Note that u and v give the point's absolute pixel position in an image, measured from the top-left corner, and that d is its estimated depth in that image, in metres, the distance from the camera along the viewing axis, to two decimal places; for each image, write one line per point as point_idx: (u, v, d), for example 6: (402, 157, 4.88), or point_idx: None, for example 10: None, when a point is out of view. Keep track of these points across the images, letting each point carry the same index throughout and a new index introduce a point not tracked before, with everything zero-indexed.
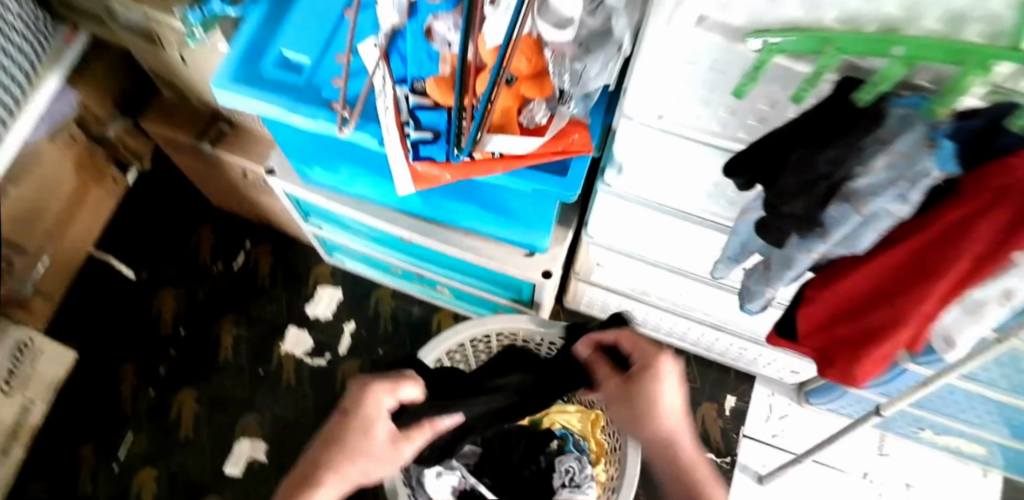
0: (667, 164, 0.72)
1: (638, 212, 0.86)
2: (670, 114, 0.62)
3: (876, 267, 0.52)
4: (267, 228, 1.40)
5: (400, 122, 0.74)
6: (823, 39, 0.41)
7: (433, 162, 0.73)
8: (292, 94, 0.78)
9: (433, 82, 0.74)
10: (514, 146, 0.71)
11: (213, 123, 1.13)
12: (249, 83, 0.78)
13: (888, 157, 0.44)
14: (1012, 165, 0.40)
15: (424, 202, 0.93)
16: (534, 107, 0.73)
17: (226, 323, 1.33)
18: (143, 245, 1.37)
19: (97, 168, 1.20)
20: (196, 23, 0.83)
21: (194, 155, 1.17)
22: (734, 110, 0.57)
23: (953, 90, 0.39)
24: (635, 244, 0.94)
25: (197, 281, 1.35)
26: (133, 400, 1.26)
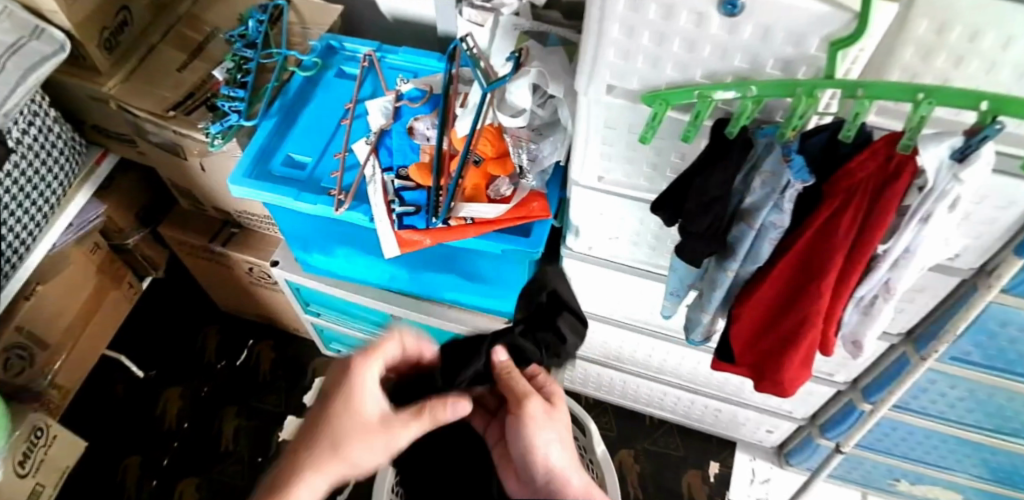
0: (614, 223, 0.85)
1: (600, 273, 0.97)
2: (609, 170, 0.75)
3: (781, 269, 0.61)
4: (271, 326, 1.50)
5: (388, 200, 0.88)
6: (695, 93, 0.54)
7: (413, 229, 0.86)
8: (298, 186, 0.92)
9: (415, 167, 0.89)
10: (484, 212, 0.85)
11: (224, 228, 1.27)
12: (260, 179, 0.93)
13: (762, 178, 0.56)
14: (851, 170, 0.51)
15: (412, 277, 1.05)
16: (500, 182, 0.87)
17: (228, 415, 1.37)
18: (152, 346, 1.45)
19: (115, 275, 1.32)
20: (216, 133, 0.99)
21: (205, 258, 1.29)
22: (655, 165, 0.71)
23: (794, 116, 0.51)
24: (600, 307, 1.06)
25: (202, 377, 1.42)
26: (133, 493, 1.28)
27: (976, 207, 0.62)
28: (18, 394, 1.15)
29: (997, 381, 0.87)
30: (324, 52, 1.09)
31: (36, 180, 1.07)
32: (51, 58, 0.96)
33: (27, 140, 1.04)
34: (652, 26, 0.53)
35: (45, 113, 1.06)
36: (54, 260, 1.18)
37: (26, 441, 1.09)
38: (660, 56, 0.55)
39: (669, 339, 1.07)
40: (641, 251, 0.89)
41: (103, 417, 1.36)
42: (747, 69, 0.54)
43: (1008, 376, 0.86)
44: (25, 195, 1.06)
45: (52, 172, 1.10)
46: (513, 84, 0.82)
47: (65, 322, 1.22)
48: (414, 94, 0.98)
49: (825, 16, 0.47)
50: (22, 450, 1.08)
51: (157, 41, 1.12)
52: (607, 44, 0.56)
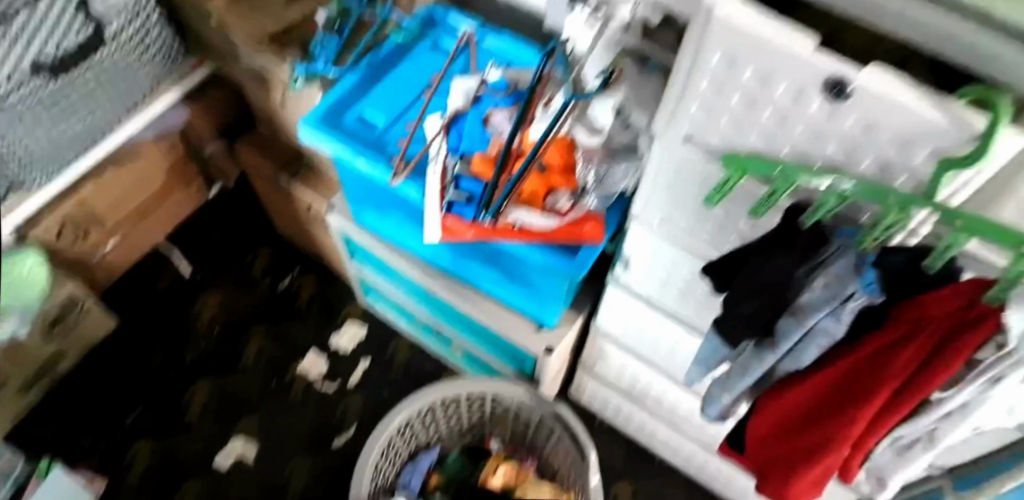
0: (665, 267, 0.81)
1: (641, 310, 0.93)
2: (672, 214, 0.71)
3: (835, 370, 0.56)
4: (319, 261, 1.53)
5: (444, 183, 0.86)
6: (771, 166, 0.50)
7: (459, 219, 0.84)
8: (363, 144, 0.93)
9: (479, 158, 0.87)
10: (533, 222, 0.81)
11: (295, 159, 1.29)
12: (331, 128, 0.94)
13: (825, 279, 0.52)
14: (926, 302, 0.49)
15: (455, 260, 1.04)
16: (559, 195, 0.83)
17: (255, 334, 1.43)
18: (206, 249, 1.52)
19: (185, 176, 1.39)
20: (300, 74, 1.01)
21: (271, 182, 1.33)
22: (720, 225, 0.66)
23: (879, 225, 0.47)
24: (633, 342, 1.02)
25: (242, 290, 1.48)
26: (152, 380, 1.36)
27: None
28: (63, 264, 1.23)
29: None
30: (425, 21, 1.07)
31: (125, 70, 1.14)
32: None
33: (123, 36, 1.09)
34: (743, 89, 0.50)
35: (150, 12, 1.11)
36: (128, 148, 1.26)
37: (59, 307, 1.17)
38: (746, 121, 0.52)
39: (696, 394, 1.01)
40: (688, 304, 0.84)
41: (146, 303, 1.45)
42: (841, 160, 0.50)
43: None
44: (110, 82, 1.13)
45: (140, 70, 1.16)
46: (598, 102, 0.81)
47: (127, 207, 1.30)
48: (500, 84, 0.96)
49: (939, 127, 0.42)
50: (54, 315, 1.17)
51: None
52: (691, 98, 0.53)
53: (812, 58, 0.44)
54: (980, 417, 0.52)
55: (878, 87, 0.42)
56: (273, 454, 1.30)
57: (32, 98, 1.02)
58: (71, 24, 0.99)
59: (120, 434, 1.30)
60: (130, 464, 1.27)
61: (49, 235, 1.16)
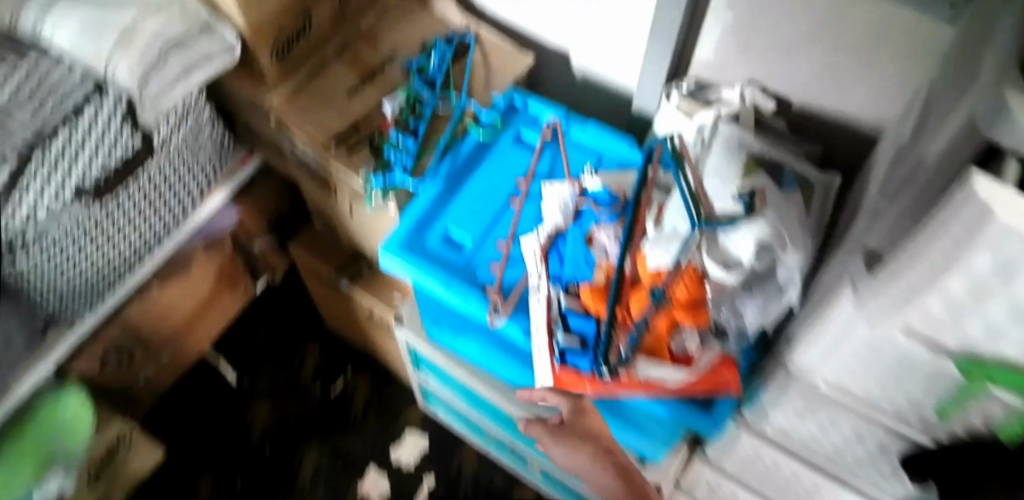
0: (817, 420, 0.69)
1: (775, 457, 0.80)
2: (847, 378, 0.59)
3: None
4: (372, 359, 1.42)
5: (551, 322, 0.76)
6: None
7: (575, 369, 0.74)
8: (450, 271, 0.83)
9: (588, 291, 0.76)
10: (662, 375, 0.72)
11: (354, 262, 1.20)
12: (413, 254, 0.83)
13: None
14: None
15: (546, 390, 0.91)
16: (686, 334, 0.73)
17: (310, 451, 1.31)
18: (252, 353, 1.42)
19: (233, 277, 1.29)
20: (376, 188, 0.89)
21: (325, 287, 1.22)
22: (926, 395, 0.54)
23: None
24: (757, 480, 0.89)
25: (293, 399, 1.37)
26: None
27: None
28: (103, 392, 1.13)
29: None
30: (505, 110, 0.98)
31: (177, 181, 1.03)
32: (215, 57, 0.89)
33: (175, 138, 0.98)
34: (1015, 301, 0.39)
35: (200, 110, 0.99)
36: (180, 260, 1.16)
37: (104, 450, 1.07)
38: (1009, 330, 0.41)
39: None
40: (843, 459, 0.72)
41: (191, 420, 1.34)
42: None
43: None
44: (160, 197, 1.02)
45: (192, 170, 1.05)
46: (734, 228, 0.66)
47: (173, 321, 1.20)
48: (602, 194, 0.84)
49: None
50: (98, 461, 1.06)
51: (330, 56, 1.03)
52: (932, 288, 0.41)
53: None
54: None
55: None
56: None
57: (74, 227, 0.92)
58: (118, 140, 0.88)
59: None
60: None
61: (93, 365, 1.08)
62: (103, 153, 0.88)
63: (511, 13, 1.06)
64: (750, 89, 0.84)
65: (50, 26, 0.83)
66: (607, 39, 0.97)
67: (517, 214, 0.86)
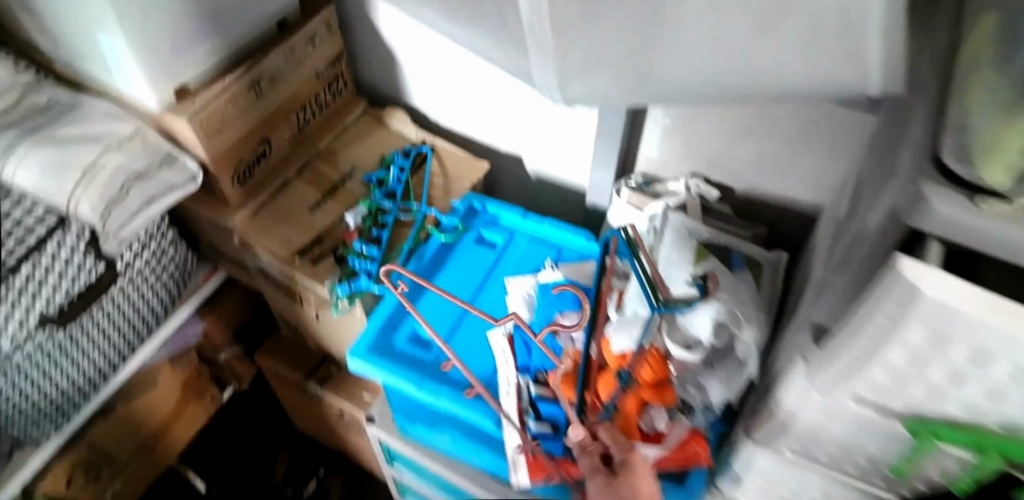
0: (788, 487, 0.72)
1: None
2: (807, 442, 0.62)
3: None
4: (347, 459, 1.43)
5: (522, 410, 0.79)
6: (981, 440, 0.45)
7: (548, 454, 0.76)
8: (420, 371, 0.85)
9: (558, 377, 0.79)
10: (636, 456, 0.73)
11: (322, 364, 1.19)
12: (383, 357, 0.86)
13: None
14: None
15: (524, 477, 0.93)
16: (655, 414, 0.75)
17: None
18: (222, 460, 1.40)
19: (201, 387, 1.28)
20: (342, 295, 0.92)
21: (299, 392, 1.22)
22: (874, 459, 0.59)
23: None
24: None
25: None
26: None
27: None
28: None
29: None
30: (465, 212, 1.03)
31: (140, 302, 1.03)
32: (179, 188, 0.94)
33: (138, 262, 1.00)
34: (989, 383, 0.42)
35: (162, 234, 1.03)
36: (144, 377, 1.15)
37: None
38: (946, 395, 0.44)
39: None
40: None
41: None
42: None
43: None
44: (124, 318, 1.02)
45: (156, 292, 1.06)
46: (693, 313, 0.71)
47: (139, 436, 1.19)
48: (565, 287, 0.87)
49: None
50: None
51: (292, 175, 1.09)
52: (876, 362, 0.45)
53: None
54: None
55: None
56: None
57: (40, 355, 0.91)
58: (81, 266, 0.91)
59: None
60: None
61: (56, 484, 1.07)
62: (65, 279, 0.90)
63: (465, 124, 1.16)
64: (694, 180, 0.94)
65: (11, 162, 0.85)
66: (554, 143, 1.07)
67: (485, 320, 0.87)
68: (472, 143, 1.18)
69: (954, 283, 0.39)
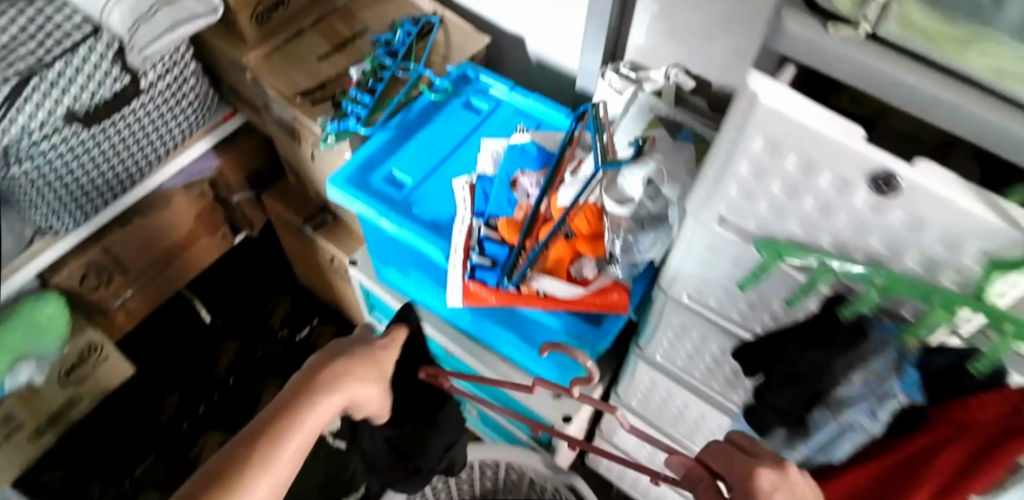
0: (691, 342, 0.79)
1: (664, 383, 0.90)
2: (696, 283, 0.67)
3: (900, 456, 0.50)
4: (338, 313, 1.54)
5: (468, 246, 0.86)
6: (811, 257, 0.49)
7: (482, 284, 0.84)
8: (388, 204, 0.93)
9: (504, 222, 0.87)
10: (557, 289, 0.81)
11: (319, 214, 1.30)
12: (358, 189, 0.94)
13: (863, 376, 0.48)
14: (971, 405, 0.46)
15: (473, 320, 1.02)
16: (584, 262, 0.82)
17: (270, 388, 1.44)
18: (228, 298, 1.55)
19: (212, 223, 1.42)
20: (331, 132, 1.01)
21: (296, 236, 1.34)
22: (753, 306, 0.64)
23: (922, 325, 0.45)
24: (651, 413, 0.98)
25: (261, 342, 1.50)
26: (163, 429, 1.38)
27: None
28: (82, 307, 1.28)
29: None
30: (457, 79, 1.10)
31: (157, 123, 1.16)
32: (200, 17, 1.01)
33: (160, 84, 1.11)
34: (819, 195, 0.46)
35: (185, 63, 1.13)
36: (159, 198, 1.29)
37: (78, 354, 1.23)
38: (787, 209, 0.49)
39: None
40: (711, 379, 0.82)
41: (165, 349, 1.48)
42: (885, 255, 0.46)
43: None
44: (142, 134, 1.15)
45: (176, 118, 1.18)
46: (628, 170, 0.77)
47: (151, 253, 1.33)
48: (529, 148, 0.93)
49: (994, 231, 0.40)
50: (71, 361, 1.22)
51: (307, 26, 1.17)
52: (729, 178, 0.50)
53: (858, 149, 0.42)
54: None
55: (936, 186, 0.40)
56: None
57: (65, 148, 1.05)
58: (108, 74, 1.02)
59: (126, 480, 1.32)
60: None
61: (73, 278, 1.22)
62: (92, 83, 1.01)
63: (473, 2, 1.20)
64: (674, 70, 0.94)
65: None
66: (553, 25, 1.10)
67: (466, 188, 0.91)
68: (479, 22, 1.22)
69: (782, 90, 0.44)
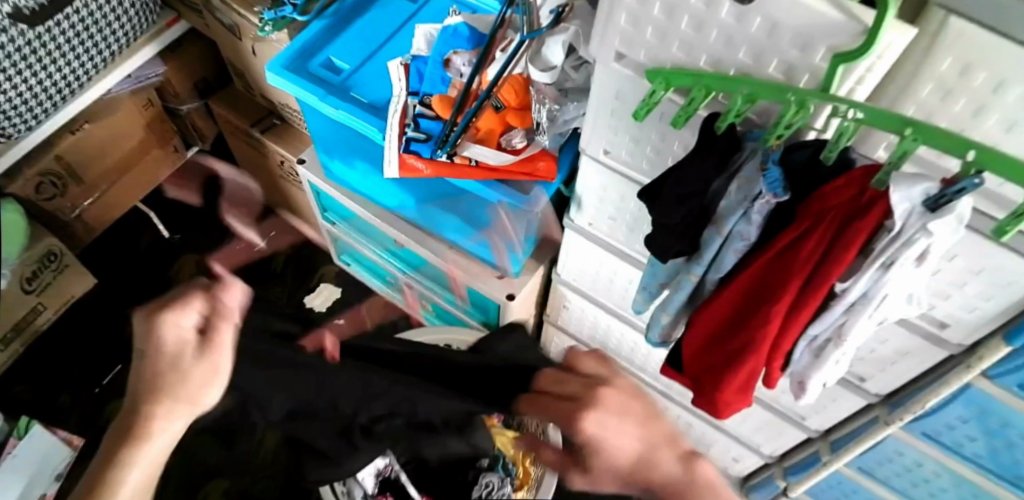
0: (611, 204, 0.84)
1: (591, 250, 0.97)
2: (608, 131, 0.71)
3: (765, 259, 0.55)
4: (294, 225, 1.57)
5: (403, 123, 0.89)
6: (692, 75, 0.52)
7: (417, 156, 0.88)
8: (325, 87, 0.94)
9: (437, 98, 0.89)
10: (488, 158, 0.86)
11: (267, 117, 1.31)
12: (294, 73, 0.95)
13: (739, 182, 0.54)
14: (826, 193, 0.49)
15: (419, 206, 1.07)
16: (514, 133, 0.87)
17: None
18: (186, 213, 1.56)
19: (163, 134, 1.41)
20: (268, 20, 1.02)
21: (246, 141, 1.35)
22: (658, 150, 0.68)
23: (779, 123, 0.48)
24: (585, 282, 1.06)
25: (221, 253, 1.52)
26: (130, 340, 1.39)
27: (948, 269, 0.58)
28: (39, 218, 1.25)
29: (984, 482, 0.82)
30: None
31: (103, 24, 1.13)
32: None
33: None
34: (692, 12, 0.50)
35: None
36: (107, 105, 1.27)
37: (37, 261, 1.19)
38: (668, 31, 0.53)
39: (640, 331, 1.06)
40: (626, 236, 0.88)
41: (126, 265, 1.48)
42: (751, 66, 0.50)
43: (994, 479, 0.80)
44: (88, 35, 1.12)
45: (119, 20, 1.16)
46: (551, 39, 0.78)
47: (104, 164, 1.32)
48: (461, 28, 0.92)
49: (834, 24, 0.44)
50: (32, 268, 1.19)
51: None
52: (619, 8, 0.54)
53: None
54: (888, 306, 0.52)
55: None
56: None
57: (12, 49, 1.02)
58: None
59: (97, 391, 1.32)
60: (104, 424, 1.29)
61: (28, 188, 1.19)
62: None
63: None
64: None
65: None
66: None
67: (402, 69, 0.93)
68: None
69: None
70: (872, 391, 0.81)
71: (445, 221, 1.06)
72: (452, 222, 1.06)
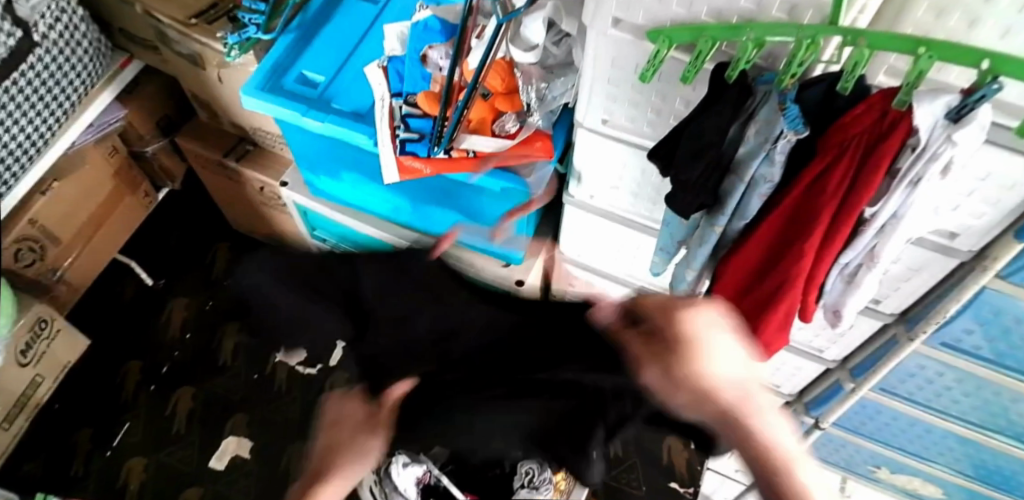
0: (616, 173, 0.85)
1: (597, 223, 0.98)
2: (606, 99, 0.71)
3: (793, 196, 0.56)
4: None
5: (393, 126, 0.89)
6: (698, 29, 0.53)
7: (414, 156, 0.88)
8: (305, 102, 0.92)
9: (423, 95, 0.88)
10: (484, 146, 0.86)
11: (239, 144, 1.28)
12: (271, 93, 0.93)
13: (756, 125, 0.55)
14: (845, 124, 0.51)
15: (415, 207, 1.06)
16: (506, 119, 0.86)
17: (229, 332, 1.43)
18: (165, 257, 1.52)
19: (132, 180, 1.37)
20: (234, 44, 0.99)
21: (219, 173, 1.32)
22: (658, 110, 0.69)
23: (792, 62, 0.49)
24: (594, 258, 1.07)
25: (208, 292, 1.48)
26: (133, 394, 1.35)
27: (955, 182, 0.61)
28: (24, 286, 1.20)
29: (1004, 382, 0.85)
30: None
31: (59, 75, 1.09)
32: None
33: (53, 36, 1.05)
34: None
35: (73, 10, 1.07)
36: (71, 159, 1.21)
37: (29, 331, 1.17)
38: None
39: (647, 292, 1.08)
40: (634, 202, 0.89)
41: (113, 318, 1.44)
42: (753, 12, 0.52)
43: (1014, 375, 0.84)
44: (46, 89, 1.07)
45: (75, 68, 1.11)
46: (529, 18, 0.77)
47: (77, 222, 1.27)
48: (432, 22, 0.88)
49: None
50: (25, 340, 1.16)
51: None
52: None
53: None
54: (914, 223, 0.54)
55: None
56: (266, 450, 1.30)
57: None
58: None
59: (109, 451, 1.29)
60: (124, 483, 1.26)
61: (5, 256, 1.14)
62: None
63: None
64: None
65: None
66: None
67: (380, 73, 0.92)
68: None
69: None
70: (888, 309, 0.85)
71: (443, 218, 1.06)
72: (451, 218, 1.05)
